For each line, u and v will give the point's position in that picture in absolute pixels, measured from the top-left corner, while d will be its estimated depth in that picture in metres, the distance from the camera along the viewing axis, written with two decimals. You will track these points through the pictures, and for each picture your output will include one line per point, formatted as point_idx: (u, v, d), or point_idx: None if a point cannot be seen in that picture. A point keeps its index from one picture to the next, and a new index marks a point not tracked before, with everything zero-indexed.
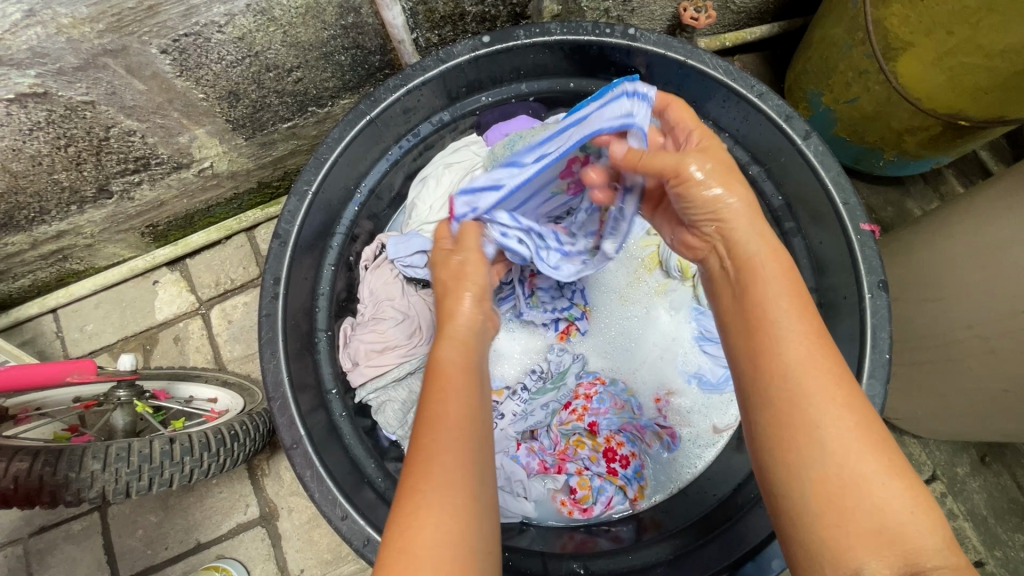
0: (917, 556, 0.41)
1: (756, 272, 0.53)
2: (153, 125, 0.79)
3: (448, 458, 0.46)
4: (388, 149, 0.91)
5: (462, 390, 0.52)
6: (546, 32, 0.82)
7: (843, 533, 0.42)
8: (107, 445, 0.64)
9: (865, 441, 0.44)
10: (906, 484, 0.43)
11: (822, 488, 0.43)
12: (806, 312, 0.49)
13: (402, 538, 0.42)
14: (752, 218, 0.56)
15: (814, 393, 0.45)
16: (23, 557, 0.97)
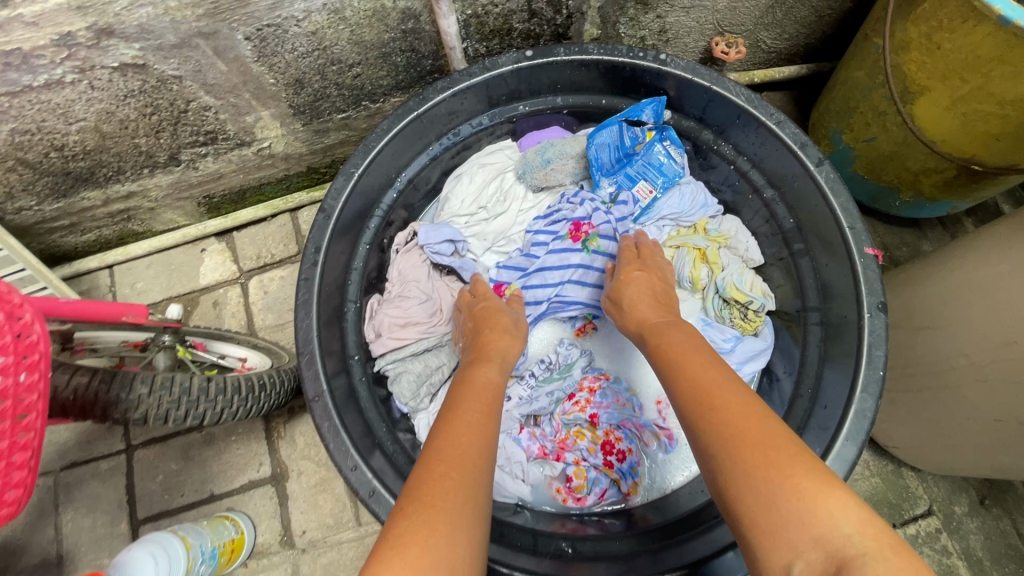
0: (836, 547, 0.42)
1: (665, 335, 0.69)
2: (226, 104, 0.88)
3: (459, 453, 0.54)
4: (429, 145, 1.00)
5: (491, 407, 0.62)
6: (584, 51, 0.90)
7: (766, 531, 0.45)
8: (158, 374, 0.72)
9: (765, 442, 0.50)
10: (815, 474, 0.46)
11: (736, 488, 0.48)
12: (715, 360, 0.62)
13: (421, 513, 0.47)
14: (654, 303, 0.77)
15: (720, 408, 0.54)
16: (53, 488, 1.06)
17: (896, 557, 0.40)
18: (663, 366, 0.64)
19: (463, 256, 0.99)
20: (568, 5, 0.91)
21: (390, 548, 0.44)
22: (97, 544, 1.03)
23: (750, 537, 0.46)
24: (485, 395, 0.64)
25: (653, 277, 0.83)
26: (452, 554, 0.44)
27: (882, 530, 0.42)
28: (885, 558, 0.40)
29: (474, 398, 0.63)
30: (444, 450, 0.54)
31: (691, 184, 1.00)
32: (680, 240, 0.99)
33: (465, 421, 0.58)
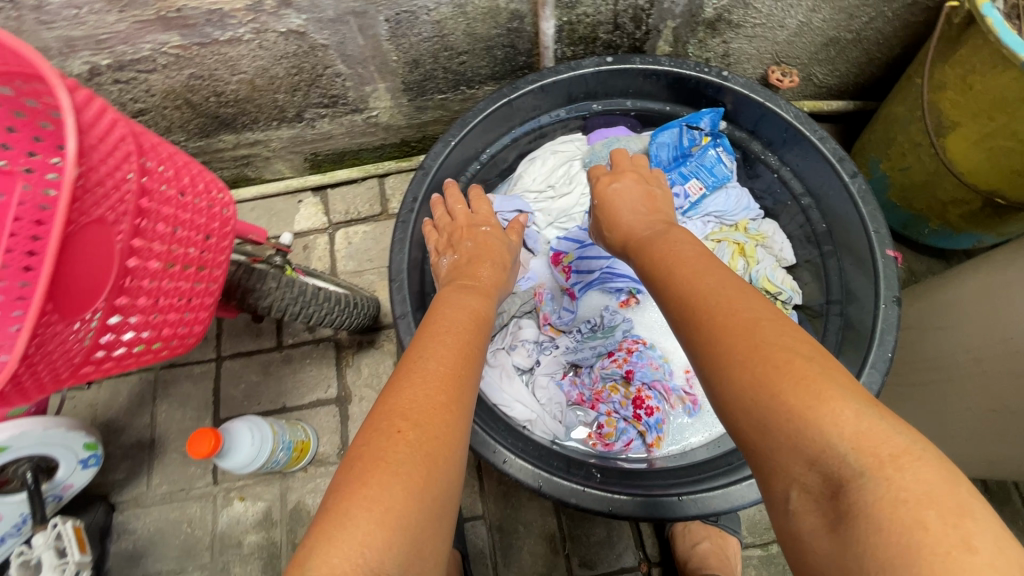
0: (831, 463, 0.45)
1: (658, 256, 0.75)
2: (354, 73, 1.06)
3: (437, 384, 0.63)
4: (512, 128, 1.15)
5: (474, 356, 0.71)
6: (657, 62, 1.05)
7: (767, 457, 0.50)
8: (283, 274, 0.87)
9: (766, 365, 0.51)
10: (813, 392, 0.48)
11: (740, 416, 0.52)
12: (719, 287, 0.63)
13: (427, 443, 0.56)
14: (636, 214, 0.89)
15: (721, 336, 0.57)
16: (154, 383, 1.24)
17: (900, 472, 0.41)
18: (669, 299, 0.67)
19: (530, 226, 1.15)
20: (649, 22, 1.07)
21: (379, 470, 0.53)
22: (184, 434, 1.20)
23: (756, 465, 0.52)
24: (458, 329, 0.75)
25: (640, 183, 0.95)
26: (437, 479, 0.54)
27: (884, 441, 0.43)
28: (887, 476, 0.41)
29: (448, 329, 0.74)
30: (421, 379, 0.64)
31: (738, 189, 1.14)
32: (722, 235, 1.12)
33: (448, 362, 0.67)
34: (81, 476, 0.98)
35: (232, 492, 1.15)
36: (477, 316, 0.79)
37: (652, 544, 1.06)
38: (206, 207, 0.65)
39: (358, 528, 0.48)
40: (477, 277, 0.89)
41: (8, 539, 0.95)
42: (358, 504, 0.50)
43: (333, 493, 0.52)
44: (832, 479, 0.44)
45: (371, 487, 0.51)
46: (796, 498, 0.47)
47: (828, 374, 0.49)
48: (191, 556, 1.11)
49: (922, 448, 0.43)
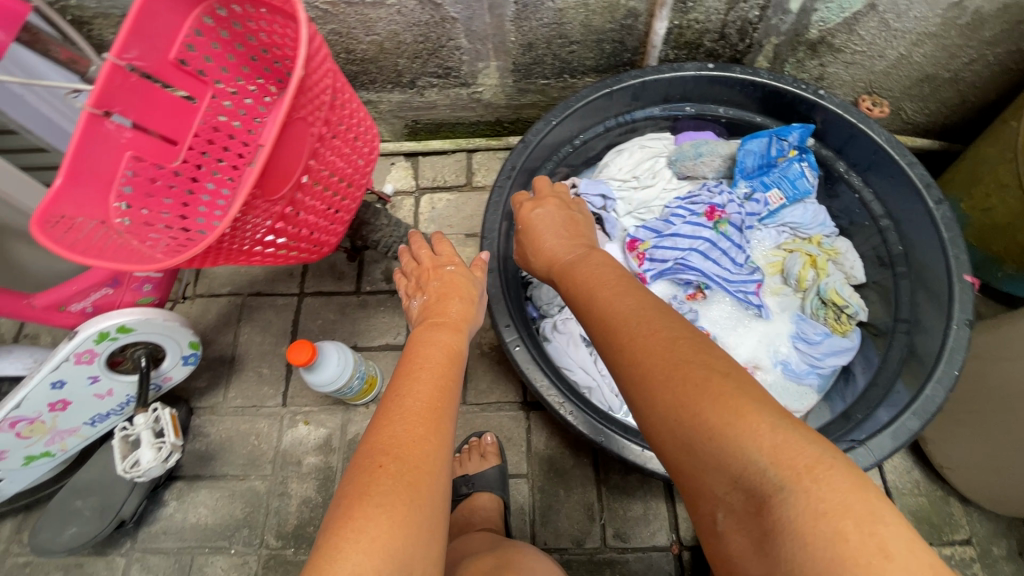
0: (750, 480, 0.49)
1: (587, 276, 0.80)
2: (472, 48, 1.16)
3: (417, 405, 0.67)
4: (606, 119, 1.22)
5: (449, 367, 0.75)
6: (756, 74, 1.11)
7: (694, 477, 0.55)
8: (392, 214, 0.97)
9: (686, 384, 0.56)
10: (732, 410, 0.52)
11: (667, 438, 0.57)
12: (635, 310, 0.67)
13: (408, 473, 0.60)
14: (562, 241, 0.92)
15: (643, 355, 0.62)
16: (241, 307, 1.35)
17: (814, 483, 0.46)
18: (595, 324, 0.72)
19: (610, 212, 1.21)
20: (753, 36, 1.13)
21: (364, 501, 0.57)
22: (262, 357, 1.30)
23: (685, 486, 0.57)
24: (432, 363, 0.74)
25: (562, 207, 0.98)
26: (417, 508, 0.58)
27: (800, 454, 0.48)
28: (804, 487, 0.46)
29: (424, 363, 0.74)
30: (401, 416, 0.66)
31: (815, 205, 1.17)
32: (794, 246, 1.16)
33: (421, 377, 0.71)
34: (179, 371, 1.10)
35: (298, 416, 1.24)
36: (452, 350, 0.77)
37: (686, 528, 1.10)
38: (363, 149, 0.74)
39: (347, 564, 0.53)
40: (450, 311, 0.83)
41: (110, 417, 1.05)
42: (346, 543, 0.54)
43: (326, 531, 0.56)
44: (753, 494, 0.49)
45: (357, 520, 0.56)
46: (721, 517, 0.52)
47: (743, 389, 0.54)
48: (255, 466, 1.20)
49: (831, 456, 0.48)
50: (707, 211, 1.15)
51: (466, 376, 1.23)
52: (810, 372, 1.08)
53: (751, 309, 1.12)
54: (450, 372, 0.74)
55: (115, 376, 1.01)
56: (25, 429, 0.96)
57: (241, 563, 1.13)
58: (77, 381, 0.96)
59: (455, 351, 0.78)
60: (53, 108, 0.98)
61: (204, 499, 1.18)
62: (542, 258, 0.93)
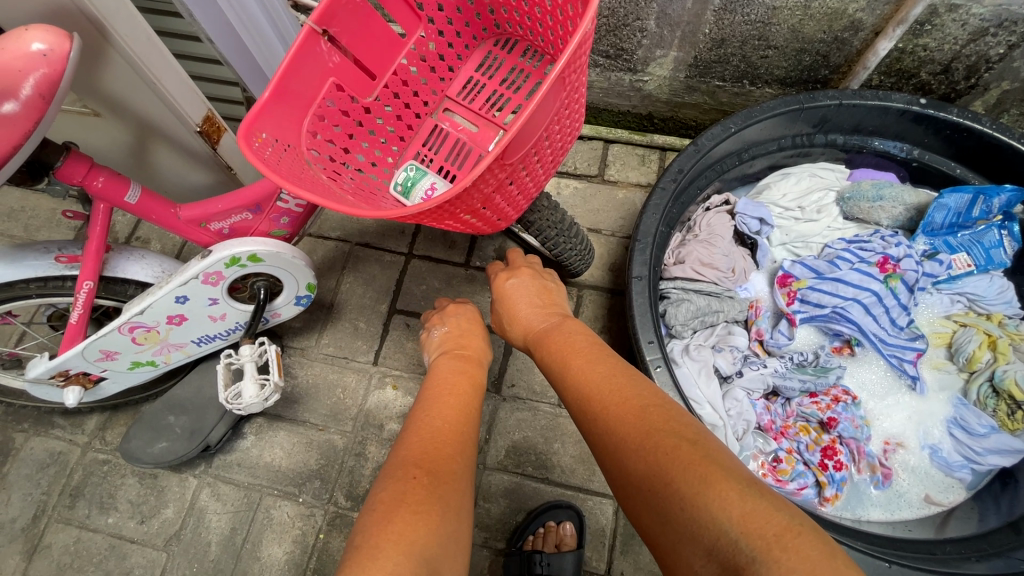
0: (719, 549, 0.47)
1: (560, 338, 0.78)
2: (657, 33, 1.06)
3: (441, 427, 0.69)
4: (783, 137, 1.09)
5: (465, 395, 0.76)
6: (976, 120, 0.98)
7: (667, 553, 0.52)
8: (551, 197, 0.87)
9: (655, 449, 0.57)
10: (702, 477, 0.51)
11: (639, 509, 0.56)
12: (609, 373, 0.69)
13: (441, 487, 0.60)
14: (536, 305, 0.86)
15: (612, 421, 0.63)
16: (347, 255, 1.31)
17: (785, 552, 0.44)
18: (570, 389, 0.71)
19: (764, 238, 1.09)
20: (983, 76, 0.99)
21: (404, 508, 0.55)
22: (360, 310, 1.26)
23: (661, 566, 0.54)
24: (457, 387, 0.77)
25: (536, 275, 0.91)
26: (445, 523, 0.56)
27: (767, 520, 0.46)
28: (775, 558, 0.44)
29: (449, 388, 0.77)
30: (429, 433, 0.68)
31: (1002, 281, 1.03)
32: (969, 320, 1.02)
33: (444, 404, 0.73)
34: (288, 309, 1.07)
35: (388, 378, 1.20)
36: (470, 379, 0.81)
37: None
38: (571, 125, 0.61)
39: (388, 563, 0.49)
40: (472, 346, 0.89)
41: (215, 340, 1.03)
42: (385, 543, 0.51)
43: (363, 538, 0.53)
44: (727, 568, 0.46)
45: (396, 525, 0.53)
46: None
47: (709, 455, 0.54)
48: (337, 419, 1.17)
49: (801, 525, 0.46)
50: (879, 261, 1.03)
51: None
52: (964, 466, 0.95)
53: (905, 379, 0.99)
54: (470, 403, 0.76)
55: (231, 302, 0.97)
56: (141, 335, 0.95)
57: (307, 515, 1.10)
58: (197, 300, 0.93)
59: (477, 381, 0.81)
60: (236, 15, 0.92)
61: (282, 441, 1.16)
62: (525, 321, 0.85)
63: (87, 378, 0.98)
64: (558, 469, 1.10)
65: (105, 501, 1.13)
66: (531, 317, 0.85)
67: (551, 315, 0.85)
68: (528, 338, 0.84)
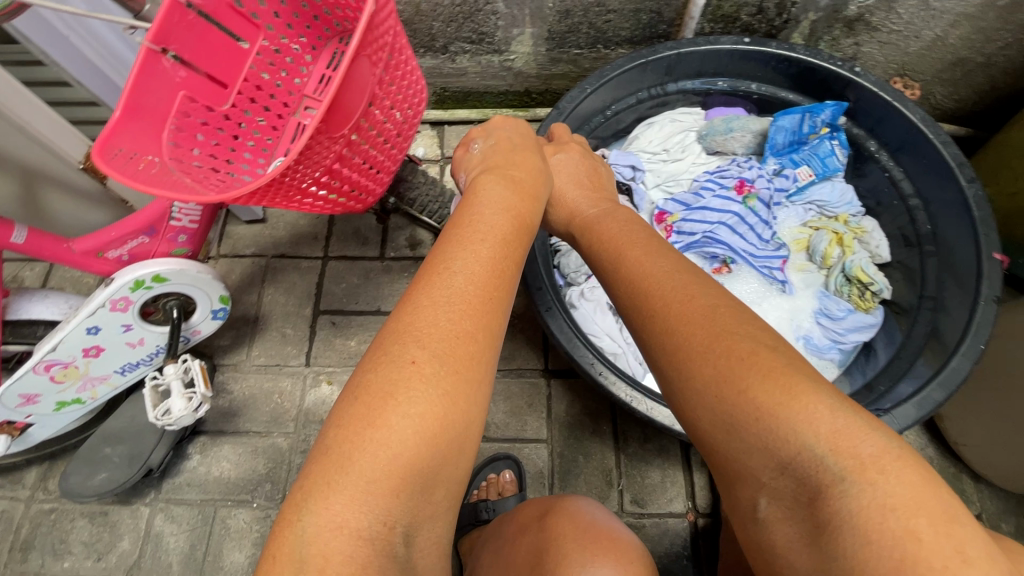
0: (798, 466, 0.46)
1: (609, 244, 0.75)
2: (509, 14, 1.16)
3: (462, 297, 0.57)
4: (640, 90, 1.21)
5: (500, 252, 0.63)
6: (792, 49, 1.11)
7: (728, 458, 0.51)
8: (428, 174, 0.97)
9: (732, 353, 0.52)
10: (785, 388, 0.48)
11: (702, 417, 0.53)
12: (670, 273, 0.63)
13: (444, 377, 0.52)
14: (587, 195, 0.88)
15: (680, 323, 0.57)
16: (265, 268, 1.36)
17: (883, 475, 0.43)
18: (624, 287, 0.66)
19: (639, 183, 1.21)
20: (791, 11, 1.13)
21: (392, 404, 0.50)
22: (286, 317, 1.31)
23: (718, 467, 0.53)
24: (496, 234, 0.65)
25: (586, 158, 0.96)
26: (449, 425, 0.51)
27: (861, 442, 0.45)
28: (869, 479, 0.43)
29: (480, 238, 0.64)
30: (447, 302, 0.56)
31: (842, 184, 1.18)
32: (821, 224, 1.17)
33: (469, 257, 0.61)
34: (207, 325, 1.11)
35: (321, 375, 1.25)
36: (521, 218, 0.70)
37: (703, 496, 1.11)
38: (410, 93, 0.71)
39: (364, 473, 0.48)
40: (522, 168, 0.80)
41: (139, 367, 1.06)
42: (362, 452, 0.48)
43: (335, 437, 0.50)
44: (807, 483, 0.45)
45: (380, 427, 0.49)
46: (766, 503, 0.49)
47: (794, 366, 0.50)
48: (278, 423, 1.21)
49: (899, 447, 0.45)
50: (735, 185, 1.16)
51: None
52: (832, 347, 1.10)
53: (776, 284, 1.12)
54: (504, 256, 0.63)
55: (147, 326, 1.01)
56: (59, 373, 0.97)
57: (263, 517, 1.15)
58: (110, 328, 0.96)
59: (521, 223, 0.69)
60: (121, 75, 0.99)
61: (227, 454, 1.19)
62: (578, 205, 0.87)
63: (12, 426, 1.00)
64: (494, 426, 1.18)
65: (58, 547, 1.13)
66: (590, 204, 0.87)
67: (605, 202, 0.86)
68: (578, 225, 0.84)
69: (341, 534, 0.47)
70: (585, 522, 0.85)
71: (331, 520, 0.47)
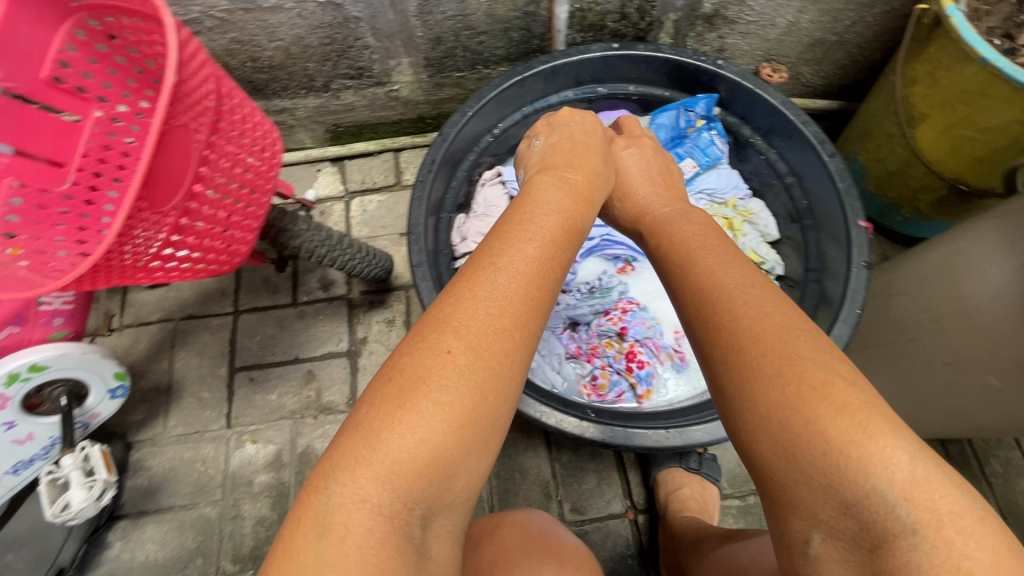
0: (864, 512, 0.44)
1: (669, 255, 0.72)
2: (381, 46, 1.16)
3: (504, 293, 0.57)
4: (524, 105, 1.23)
5: (550, 253, 0.64)
6: (658, 50, 1.15)
7: (782, 489, 0.48)
8: (310, 219, 0.95)
9: (805, 377, 0.49)
10: (857, 422, 0.46)
11: (761, 443, 0.50)
12: (743, 284, 0.60)
13: (478, 369, 0.52)
14: (650, 193, 0.88)
15: (761, 344, 0.53)
16: (173, 332, 1.30)
17: (962, 537, 0.40)
18: (690, 295, 0.63)
19: None
20: (652, 14, 1.18)
21: (424, 389, 0.50)
22: (202, 380, 1.26)
23: (769, 498, 0.50)
24: (548, 233, 0.66)
25: (654, 154, 0.96)
26: (478, 416, 0.52)
27: (940, 496, 0.42)
28: (946, 536, 0.41)
29: (533, 234, 0.65)
30: (490, 297, 0.57)
31: (727, 170, 1.25)
32: (713, 210, 1.24)
33: (518, 256, 0.62)
34: (107, 406, 1.05)
35: (245, 435, 1.21)
36: (572, 221, 0.71)
37: (639, 492, 1.13)
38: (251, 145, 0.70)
39: (392, 449, 0.48)
40: (582, 164, 0.85)
41: (33, 463, 0.99)
42: (390, 432, 0.49)
43: (367, 414, 0.50)
44: (871, 528, 0.43)
45: (410, 410, 0.49)
46: (820, 540, 0.46)
47: (874, 404, 0.47)
48: (203, 493, 1.16)
49: (982, 510, 0.42)
50: None
51: None
52: None
53: None
54: (553, 256, 0.64)
55: (34, 420, 0.94)
56: None
57: None
58: None
59: (572, 224, 0.71)
60: None
61: (151, 534, 1.13)
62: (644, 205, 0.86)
63: None
64: None
65: None
66: (655, 204, 0.86)
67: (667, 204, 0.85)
68: (642, 226, 0.83)
69: (362, 509, 0.47)
70: (534, 530, 0.87)
71: (353, 493, 0.47)
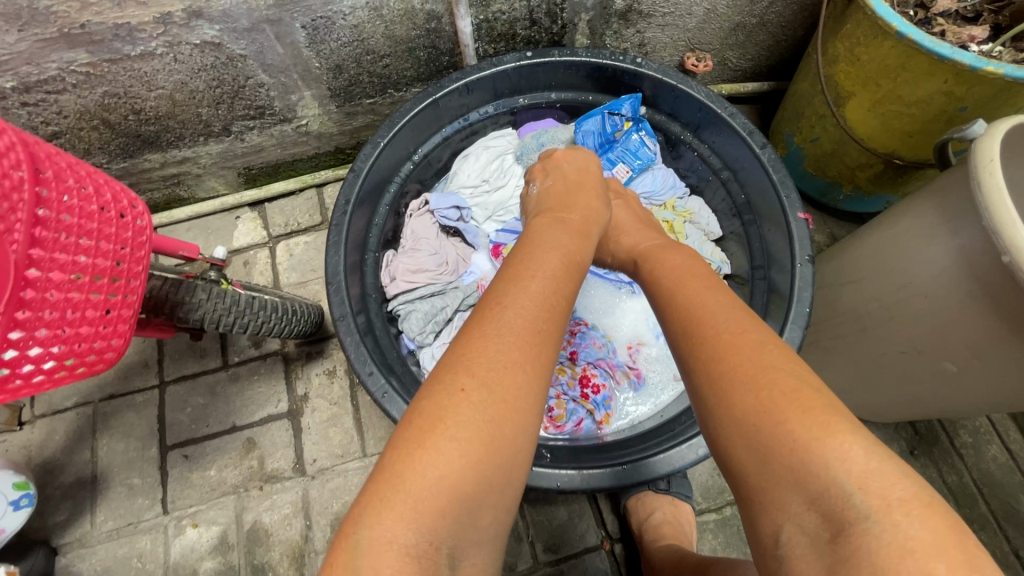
0: (823, 501, 0.40)
1: (651, 282, 0.67)
2: (277, 82, 1.07)
3: (513, 327, 0.53)
4: (443, 126, 1.15)
5: (560, 286, 0.60)
6: (574, 54, 1.08)
7: (754, 491, 0.45)
8: (211, 286, 0.86)
9: (778, 384, 0.47)
10: (820, 419, 0.43)
11: (736, 446, 0.47)
12: (728, 306, 0.56)
13: (493, 402, 0.48)
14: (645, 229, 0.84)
15: (734, 356, 0.50)
16: (93, 417, 1.18)
17: (911, 519, 0.37)
18: (669, 314, 0.59)
19: (467, 222, 1.19)
20: (563, 17, 1.11)
21: (442, 427, 0.46)
22: (130, 466, 1.15)
23: (742, 500, 0.46)
24: (553, 268, 0.62)
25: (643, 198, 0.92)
26: (498, 452, 0.47)
27: (894, 484, 0.39)
28: (895, 521, 0.37)
29: (542, 266, 0.62)
30: (501, 328, 0.53)
31: (661, 170, 1.21)
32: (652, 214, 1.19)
33: (527, 289, 0.57)
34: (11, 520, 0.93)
35: (184, 519, 1.11)
36: (575, 259, 0.66)
37: (612, 520, 1.08)
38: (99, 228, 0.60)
39: (414, 491, 0.43)
40: (576, 204, 0.80)
41: None
42: (410, 472, 0.44)
43: (389, 456, 0.46)
44: (832, 520, 0.40)
45: (428, 449, 0.45)
46: (786, 537, 0.42)
47: (836, 405, 0.45)
48: None
49: (929, 493, 0.39)
50: None
51: (363, 428, 1.17)
52: None
53: (624, 286, 1.13)
54: (562, 287, 0.60)
55: None
56: None
57: None
58: None
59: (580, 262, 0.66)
60: None
61: None
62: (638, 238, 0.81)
63: None
64: None
65: None
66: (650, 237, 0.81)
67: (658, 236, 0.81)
68: (634, 255, 0.78)
69: (387, 553, 0.41)
70: None
71: (380, 537, 0.42)
